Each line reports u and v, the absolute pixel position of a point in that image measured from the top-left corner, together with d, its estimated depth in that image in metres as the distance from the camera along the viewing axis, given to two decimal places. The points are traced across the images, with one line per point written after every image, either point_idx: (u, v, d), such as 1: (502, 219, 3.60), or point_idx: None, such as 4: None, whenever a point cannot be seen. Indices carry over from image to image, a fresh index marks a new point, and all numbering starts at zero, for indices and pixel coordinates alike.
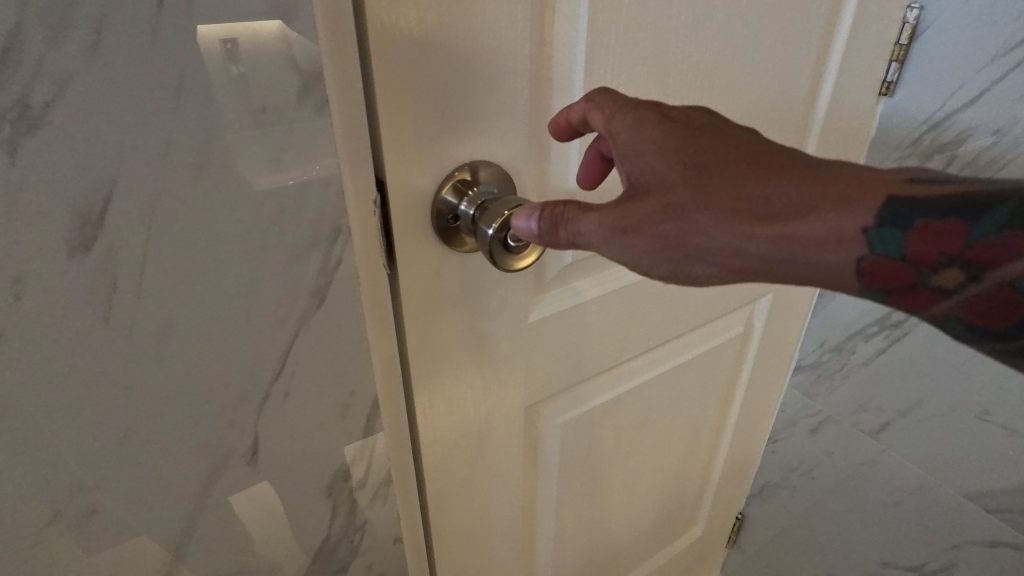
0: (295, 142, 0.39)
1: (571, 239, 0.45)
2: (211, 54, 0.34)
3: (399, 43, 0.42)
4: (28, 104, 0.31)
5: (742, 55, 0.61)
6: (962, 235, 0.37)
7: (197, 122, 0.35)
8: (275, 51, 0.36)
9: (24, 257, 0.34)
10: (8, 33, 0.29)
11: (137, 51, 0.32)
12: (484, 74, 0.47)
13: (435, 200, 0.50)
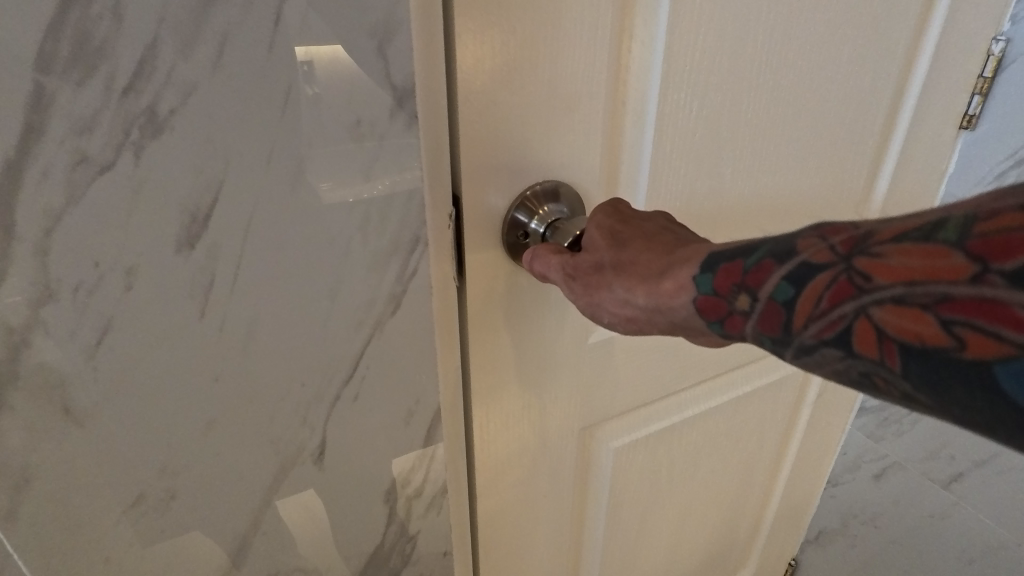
0: (385, 154, 0.41)
1: (538, 272, 0.49)
2: (315, 69, 0.36)
3: (480, 64, 0.44)
4: (155, 112, 0.33)
5: (820, 82, 0.59)
6: (765, 268, 0.36)
7: (299, 132, 0.38)
8: (349, 72, 0.37)
9: (136, 252, 0.36)
10: (146, 47, 0.32)
11: (253, 65, 0.35)
12: (561, 95, 0.48)
13: (506, 216, 0.51)
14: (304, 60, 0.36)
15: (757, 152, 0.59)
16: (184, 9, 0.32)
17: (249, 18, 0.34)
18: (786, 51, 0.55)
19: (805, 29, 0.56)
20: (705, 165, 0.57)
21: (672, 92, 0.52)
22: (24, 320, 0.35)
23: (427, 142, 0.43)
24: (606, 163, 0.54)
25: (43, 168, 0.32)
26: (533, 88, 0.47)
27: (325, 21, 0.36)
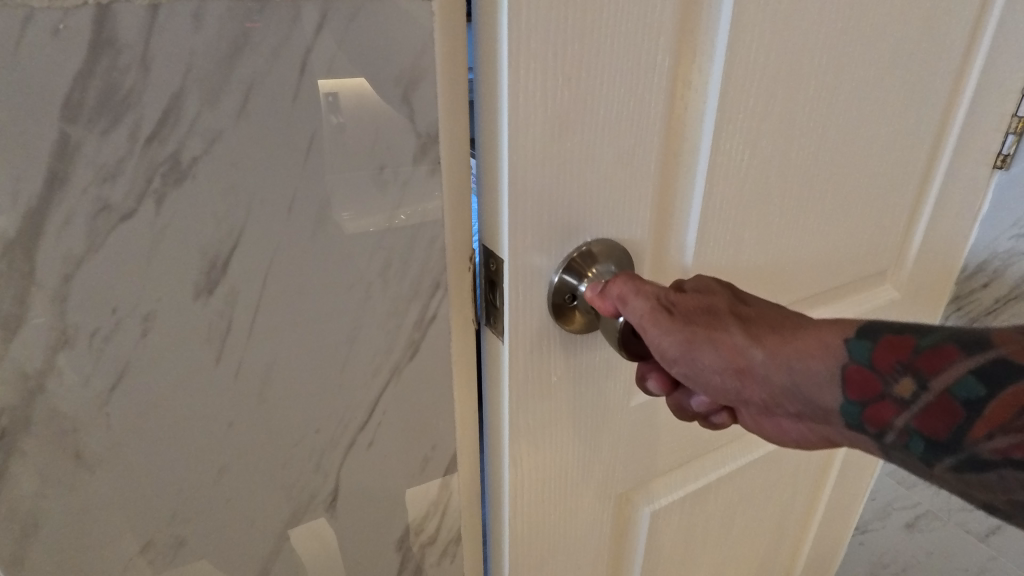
0: (406, 198, 0.40)
1: (618, 296, 0.44)
2: (339, 114, 0.36)
3: (536, 126, 0.40)
4: (178, 159, 0.33)
5: (861, 126, 0.57)
6: (946, 354, 0.34)
7: (323, 174, 0.37)
8: (374, 106, 0.37)
9: (154, 298, 0.36)
10: (171, 97, 0.32)
11: (277, 113, 0.34)
12: (616, 151, 0.44)
13: (553, 275, 0.46)
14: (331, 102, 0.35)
15: (798, 199, 0.57)
16: (210, 57, 0.32)
17: (275, 66, 0.33)
18: (828, 97, 0.53)
19: (845, 73, 0.54)
20: (749, 221, 0.55)
21: (724, 141, 0.49)
22: (39, 366, 0.35)
23: (453, 183, 0.42)
24: (656, 213, 0.50)
25: (65, 216, 0.32)
26: (589, 144, 0.43)
27: (350, 66, 0.35)
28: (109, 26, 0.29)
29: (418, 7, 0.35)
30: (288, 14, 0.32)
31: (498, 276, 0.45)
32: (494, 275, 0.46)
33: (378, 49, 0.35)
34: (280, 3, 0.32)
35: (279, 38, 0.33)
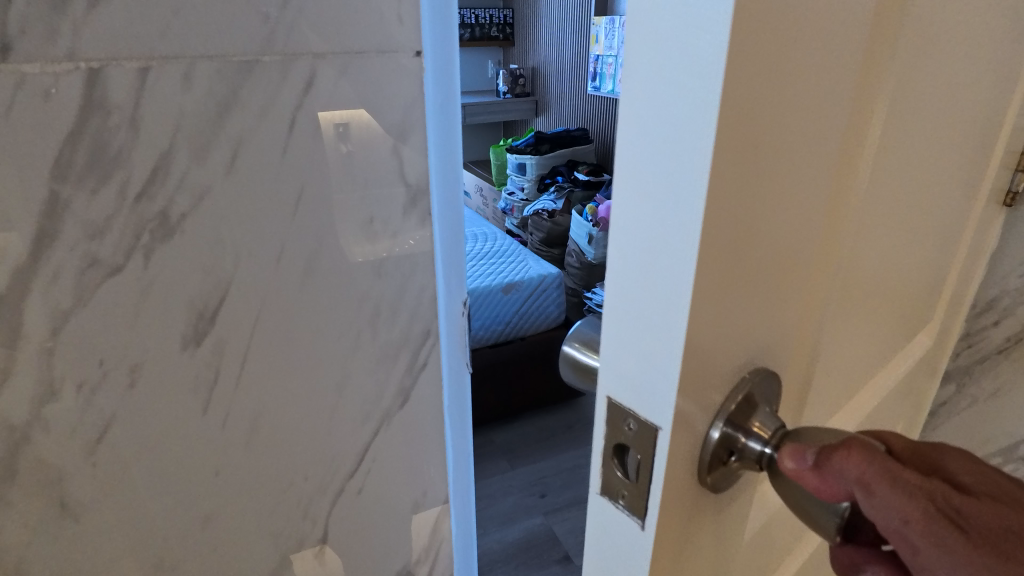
0: (390, 249, 0.40)
1: (857, 481, 0.23)
2: (340, 151, 0.36)
3: (743, 168, 0.19)
4: (168, 217, 0.33)
5: (961, 173, 0.44)
6: None
7: (312, 227, 0.37)
8: (380, 149, 0.37)
9: (144, 350, 0.36)
10: (160, 155, 0.32)
11: (266, 169, 0.35)
12: (784, 250, 0.25)
13: (715, 429, 0.24)
14: (327, 151, 0.36)
15: (900, 283, 0.41)
16: (199, 116, 0.32)
17: (263, 123, 0.34)
18: (952, 141, 0.38)
19: (970, 109, 0.39)
20: (864, 318, 0.36)
21: (879, 209, 0.31)
22: (25, 418, 0.35)
23: (446, 223, 0.44)
24: (802, 326, 0.29)
25: (52, 272, 0.32)
26: (766, 242, 0.23)
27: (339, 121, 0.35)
28: (100, 89, 0.30)
29: (409, 64, 0.36)
30: (277, 74, 0.33)
31: (638, 446, 0.23)
32: (628, 440, 0.24)
33: (370, 104, 0.36)
34: (270, 64, 0.32)
35: (267, 96, 0.33)
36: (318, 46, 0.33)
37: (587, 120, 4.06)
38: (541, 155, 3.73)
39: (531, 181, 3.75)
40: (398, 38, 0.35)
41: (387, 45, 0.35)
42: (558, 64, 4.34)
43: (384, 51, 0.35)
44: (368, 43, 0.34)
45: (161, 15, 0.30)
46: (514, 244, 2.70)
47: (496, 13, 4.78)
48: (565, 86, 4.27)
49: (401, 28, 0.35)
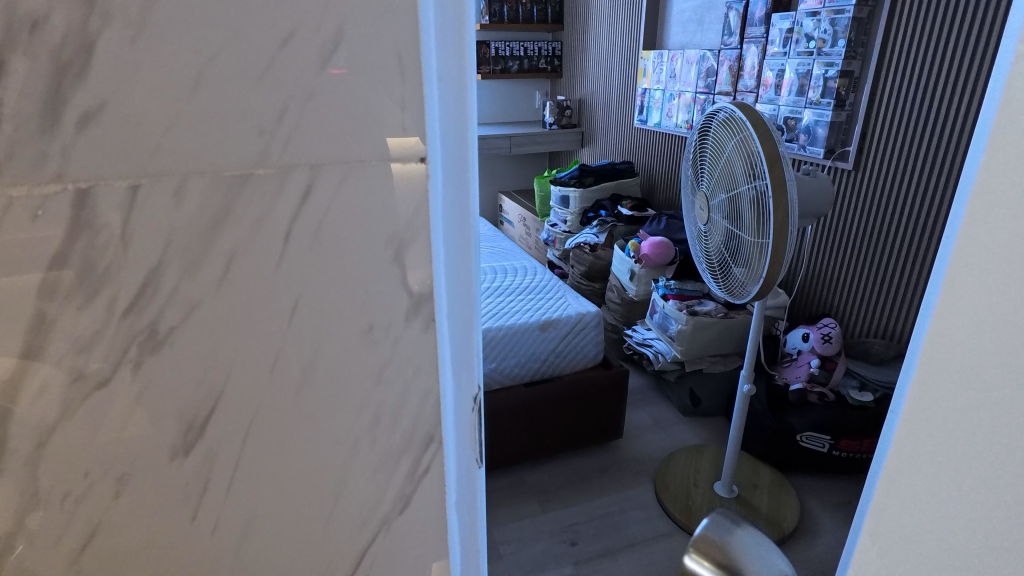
0: (390, 356, 0.38)
1: None
2: (382, 194, 0.33)
3: None
4: (158, 329, 0.32)
5: None
6: None
7: (308, 335, 0.35)
8: (380, 256, 0.35)
9: (133, 459, 0.35)
10: (149, 271, 0.31)
11: (258, 281, 0.33)
12: None
13: None
14: (326, 259, 0.34)
15: None
16: (191, 231, 0.31)
17: (259, 234, 0.32)
18: None
19: None
20: None
21: None
22: (8, 527, 0.34)
23: (456, 316, 0.42)
24: None
25: (40, 385, 0.31)
26: None
27: (337, 230, 0.33)
28: (89, 208, 0.29)
29: (416, 168, 0.34)
30: (273, 186, 0.31)
31: None
32: None
33: (369, 211, 0.34)
34: (266, 175, 0.31)
35: (263, 208, 0.32)
36: (316, 157, 0.31)
37: (633, 153, 4.03)
38: (585, 188, 3.72)
39: (574, 214, 3.74)
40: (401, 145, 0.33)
41: (389, 152, 0.33)
42: (606, 96, 4.35)
43: (386, 158, 0.33)
44: (371, 150, 0.32)
45: (155, 135, 0.29)
46: (553, 280, 2.73)
47: (545, 46, 4.85)
48: (611, 118, 4.27)
49: (404, 134, 0.33)
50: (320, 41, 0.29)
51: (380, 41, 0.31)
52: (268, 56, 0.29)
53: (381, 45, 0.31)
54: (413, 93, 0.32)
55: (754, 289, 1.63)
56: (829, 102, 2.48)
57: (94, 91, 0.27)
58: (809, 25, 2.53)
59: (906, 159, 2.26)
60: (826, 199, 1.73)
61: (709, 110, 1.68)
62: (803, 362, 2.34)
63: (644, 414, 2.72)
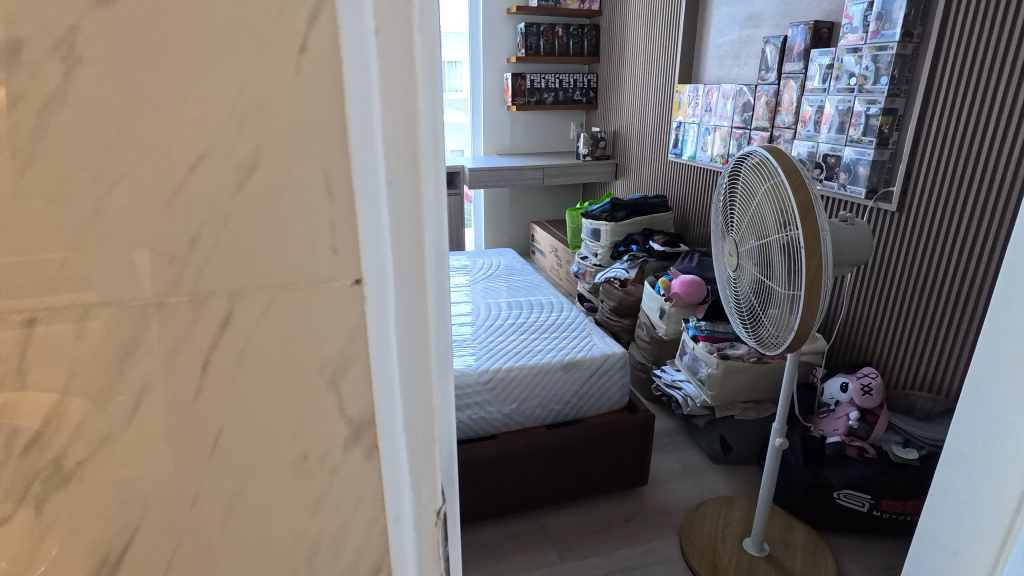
0: (320, 451, 0.43)
1: None
2: (305, 313, 0.40)
3: None
4: (79, 435, 0.38)
5: None
6: None
7: (246, 432, 0.41)
8: (317, 383, 0.41)
9: (78, 521, 0.40)
10: (53, 403, 0.38)
11: (162, 423, 0.40)
12: None
13: None
14: (249, 385, 0.40)
15: None
16: (102, 353, 0.37)
17: (179, 355, 0.38)
18: None
19: None
20: None
21: None
22: None
23: (415, 427, 0.46)
24: None
25: None
26: None
27: (275, 344, 0.40)
28: None
29: (349, 292, 0.40)
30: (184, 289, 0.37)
31: None
32: None
33: (304, 341, 0.40)
34: (179, 303, 0.37)
35: (178, 336, 0.38)
36: (238, 273, 0.38)
37: (667, 186, 3.98)
38: (616, 222, 3.67)
39: (604, 247, 3.70)
40: (331, 266, 0.40)
41: (324, 275, 0.40)
42: (640, 128, 4.31)
43: (323, 282, 0.40)
44: (301, 275, 0.39)
45: (79, 247, 0.36)
46: (581, 319, 2.67)
47: (581, 78, 4.86)
48: (646, 151, 4.22)
49: (335, 257, 0.39)
50: (234, 174, 0.36)
51: (306, 177, 0.37)
52: (177, 182, 0.36)
53: (307, 181, 0.37)
54: (339, 220, 0.39)
55: (784, 343, 1.55)
56: (871, 140, 2.38)
57: (25, 200, 0.34)
58: (850, 61, 2.46)
59: (952, 199, 2.15)
60: (866, 249, 1.63)
61: (741, 153, 1.62)
62: (842, 414, 2.20)
63: (671, 459, 2.61)
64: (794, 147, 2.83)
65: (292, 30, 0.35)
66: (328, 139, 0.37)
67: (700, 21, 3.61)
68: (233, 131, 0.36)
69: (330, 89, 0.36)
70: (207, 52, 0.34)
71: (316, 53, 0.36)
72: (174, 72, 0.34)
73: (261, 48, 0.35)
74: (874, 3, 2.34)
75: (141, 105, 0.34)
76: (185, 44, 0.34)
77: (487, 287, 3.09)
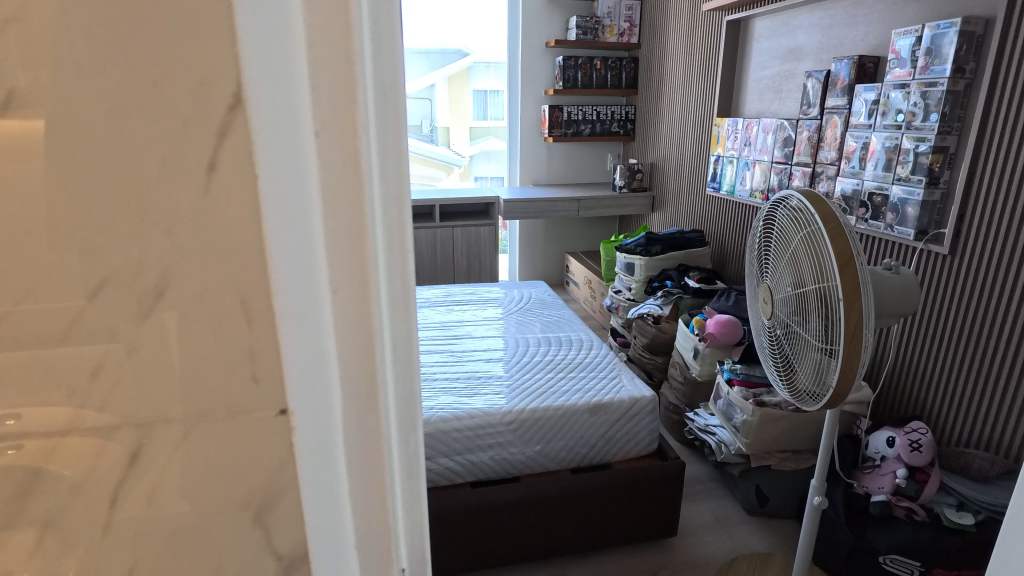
0: None
1: None
2: (223, 456, 0.46)
3: None
4: None
5: None
6: None
7: (161, 564, 0.47)
8: (242, 518, 0.47)
9: None
10: None
11: (69, 547, 0.45)
12: None
13: None
14: (161, 517, 0.46)
15: None
16: (10, 478, 0.43)
17: (88, 487, 0.44)
18: None
19: None
20: None
21: None
22: None
23: (366, 524, 0.50)
24: None
25: None
26: None
27: (204, 446, 0.45)
28: None
29: (276, 422, 0.46)
30: (93, 403, 0.43)
31: None
32: None
33: (226, 481, 0.46)
34: (84, 435, 0.43)
35: (82, 472, 0.44)
36: (154, 399, 0.43)
37: (704, 220, 3.89)
38: (651, 256, 3.59)
39: (638, 282, 3.62)
40: (254, 394, 0.45)
41: (248, 402, 0.45)
42: (677, 160, 4.25)
43: (249, 407, 0.45)
44: (217, 409, 0.45)
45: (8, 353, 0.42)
46: (611, 358, 2.60)
47: (619, 110, 4.83)
48: (683, 184, 4.16)
49: (255, 384, 0.45)
50: (142, 300, 0.42)
51: (232, 303, 0.43)
52: (78, 308, 0.41)
53: (230, 307, 0.43)
54: (258, 345, 0.44)
55: (821, 400, 1.46)
56: (919, 180, 2.26)
57: None
58: (897, 97, 2.36)
59: (1008, 240, 2.02)
60: (912, 300, 1.53)
61: (777, 196, 1.56)
62: (888, 470, 2.08)
63: (703, 509, 2.49)
64: (837, 184, 2.72)
65: (201, 149, 0.40)
66: (247, 265, 0.42)
67: (739, 54, 3.55)
68: (143, 256, 0.41)
69: (245, 207, 0.41)
70: (105, 207, 0.40)
71: (224, 169, 0.41)
72: (67, 231, 0.40)
73: (164, 166, 0.40)
74: (922, 38, 2.25)
75: (46, 268, 0.40)
76: (95, 182, 0.39)
77: (519, 321, 3.05)
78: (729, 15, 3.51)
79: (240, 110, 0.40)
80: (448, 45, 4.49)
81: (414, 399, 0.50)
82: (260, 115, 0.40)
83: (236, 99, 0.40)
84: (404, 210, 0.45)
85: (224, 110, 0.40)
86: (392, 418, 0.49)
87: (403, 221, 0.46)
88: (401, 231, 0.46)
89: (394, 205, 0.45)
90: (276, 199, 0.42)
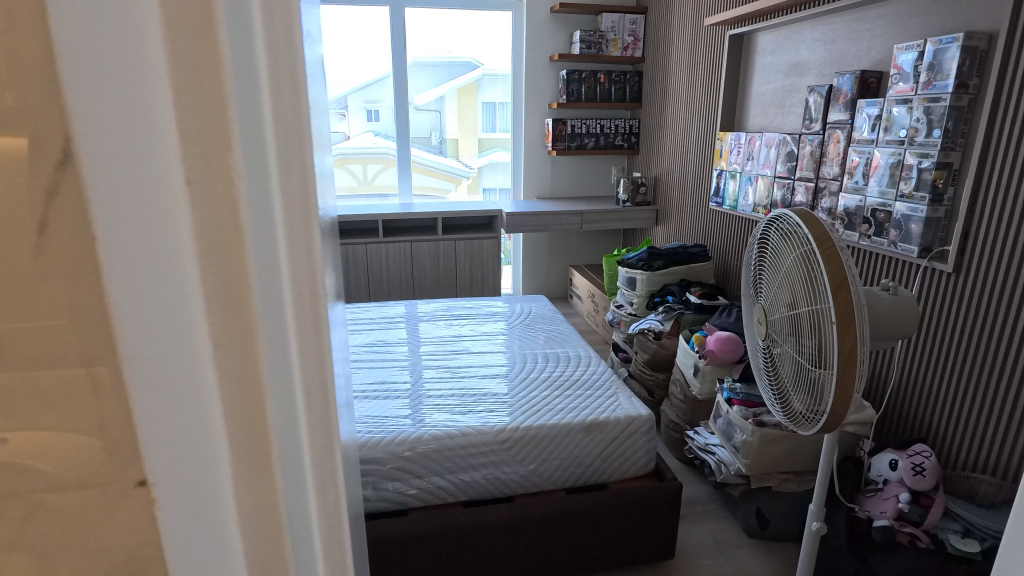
0: None
1: None
2: (77, 550, 0.40)
3: None
4: None
5: None
6: None
7: None
8: None
9: None
10: None
11: None
12: None
13: None
14: None
15: None
16: None
17: None
18: None
19: None
20: None
21: None
22: None
23: None
24: None
25: None
26: None
27: (61, 533, 0.39)
28: None
29: (139, 515, 0.39)
30: None
31: None
32: None
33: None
34: None
35: None
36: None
37: (708, 235, 3.85)
38: (653, 271, 3.56)
39: (640, 296, 3.59)
40: (108, 458, 0.38)
41: (104, 465, 0.38)
42: (681, 175, 4.23)
43: (107, 472, 0.38)
44: (68, 499, 0.39)
45: None
46: (609, 376, 2.57)
47: (623, 123, 4.83)
48: (686, 198, 4.13)
49: (110, 448, 0.38)
50: None
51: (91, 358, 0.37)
52: None
53: (84, 364, 0.37)
54: (110, 409, 0.37)
55: (818, 423, 1.41)
56: (923, 197, 2.22)
57: None
58: (901, 113, 2.32)
59: (1011, 263, 1.99)
60: (910, 322, 1.49)
61: (770, 217, 1.53)
62: (891, 495, 2.03)
63: (702, 530, 2.44)
64: (840, 200, 2.68)
65: (32, 208, 0.35)
66: (94, 333, 0.36)
67: (742, 68, 3.53)
68: None
69: (85, 267, 0.35)
70: None
71: (58, 229, 0.35)
72: None
73: None
74: (925, 53, 2.22)
75: None
76: None
77: (519, 336, 3.02)
78: (732, 30, 3.50)
79: (69, 165, 0.34)
80: (454, 57, 4.76)
81: (334, 466, 0.42)
82: (93, 158, 0.33)
83: (64, 154, 0.34)
84: (313, 248, 0.38)
85: (53, 165, 0.34)
86: (308, 494, 0.41)
87: (313, 260, 0.38)
88: (311, 271, 0.38)
89: (302, 243, 0.37)
90: (117, 255, 0.34)
